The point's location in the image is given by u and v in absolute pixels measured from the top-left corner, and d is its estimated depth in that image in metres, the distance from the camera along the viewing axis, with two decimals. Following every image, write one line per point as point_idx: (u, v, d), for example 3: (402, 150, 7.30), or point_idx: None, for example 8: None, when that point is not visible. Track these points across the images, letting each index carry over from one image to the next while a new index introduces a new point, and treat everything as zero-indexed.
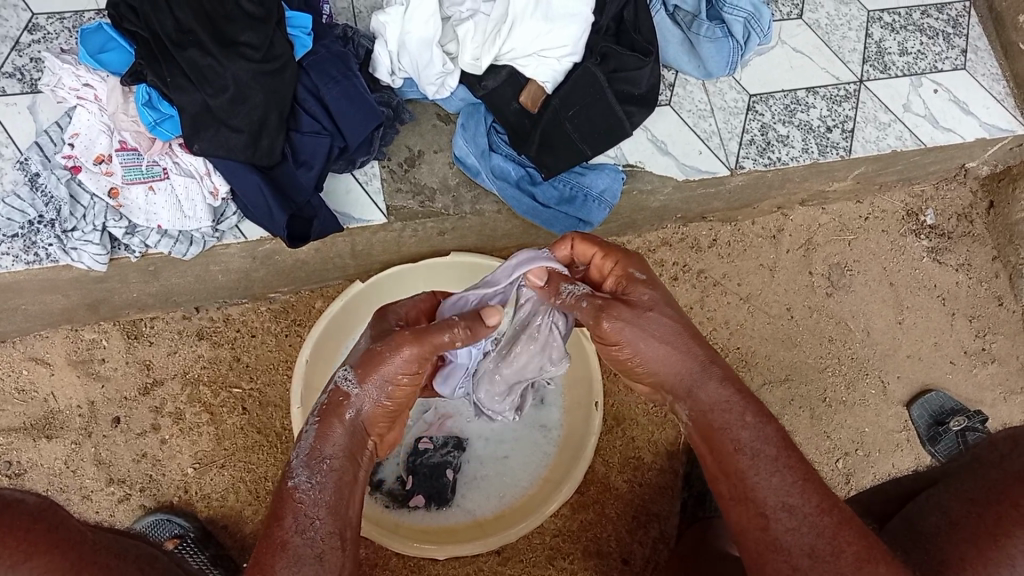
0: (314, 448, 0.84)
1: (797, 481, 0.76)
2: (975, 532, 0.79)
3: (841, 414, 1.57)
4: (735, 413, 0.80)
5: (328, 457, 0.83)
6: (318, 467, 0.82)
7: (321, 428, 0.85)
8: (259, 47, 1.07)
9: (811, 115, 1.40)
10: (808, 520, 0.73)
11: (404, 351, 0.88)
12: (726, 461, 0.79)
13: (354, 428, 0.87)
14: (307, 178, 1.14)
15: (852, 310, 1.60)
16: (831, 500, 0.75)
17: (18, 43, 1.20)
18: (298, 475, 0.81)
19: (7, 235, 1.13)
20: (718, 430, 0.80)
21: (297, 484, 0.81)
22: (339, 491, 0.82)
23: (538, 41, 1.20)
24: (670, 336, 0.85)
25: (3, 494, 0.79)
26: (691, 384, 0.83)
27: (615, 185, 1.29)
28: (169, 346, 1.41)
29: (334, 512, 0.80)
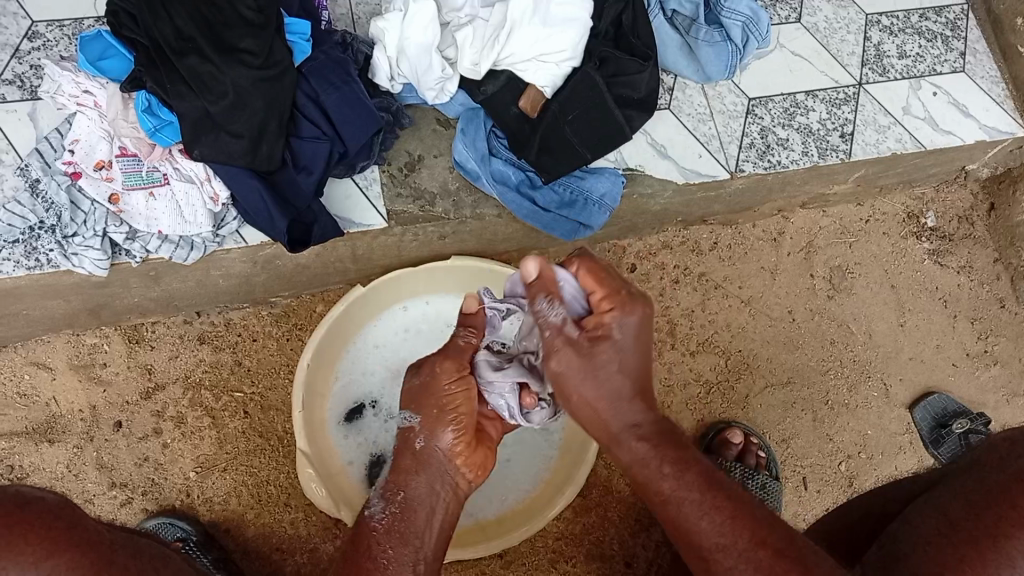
0: (391, 482, 1.00)
1: (727, 521, 0.78)
2: (971, 540, 0.80)
3: (843, 417, 1.57)
4: (653, 464, 0.84)
5: (404, 487, 0.99)
6: (392, 497, 0.99)
7: (397, 464, 1.01)
8: (258, 53, 1.07)
9: (810, 119, 1.40)
10: (742, 556, 0.76)
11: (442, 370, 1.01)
12: (660, 511, 0.84)
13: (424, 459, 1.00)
14: (307, 184, 1.14)
15: (853, 313, 1.60)
16: (765, 532, 0.77)
17: (17, 50, 1.21)
18: (373, 505, 0.99)
19: (8, 241, 1.13)
20: (646, 482, 0.84)
21: (373, 513, 0.99)
22: (403, 518, 0.97)
23: (536, 46, 1.19)
24: (616, 371, 0.86)
25: (27, 492, 0.81)
26: (616, 435, 0.87)
27: (615, 189, 1.29)
28: (170, 350, 1.41)
29: (404, 540, 0.95)
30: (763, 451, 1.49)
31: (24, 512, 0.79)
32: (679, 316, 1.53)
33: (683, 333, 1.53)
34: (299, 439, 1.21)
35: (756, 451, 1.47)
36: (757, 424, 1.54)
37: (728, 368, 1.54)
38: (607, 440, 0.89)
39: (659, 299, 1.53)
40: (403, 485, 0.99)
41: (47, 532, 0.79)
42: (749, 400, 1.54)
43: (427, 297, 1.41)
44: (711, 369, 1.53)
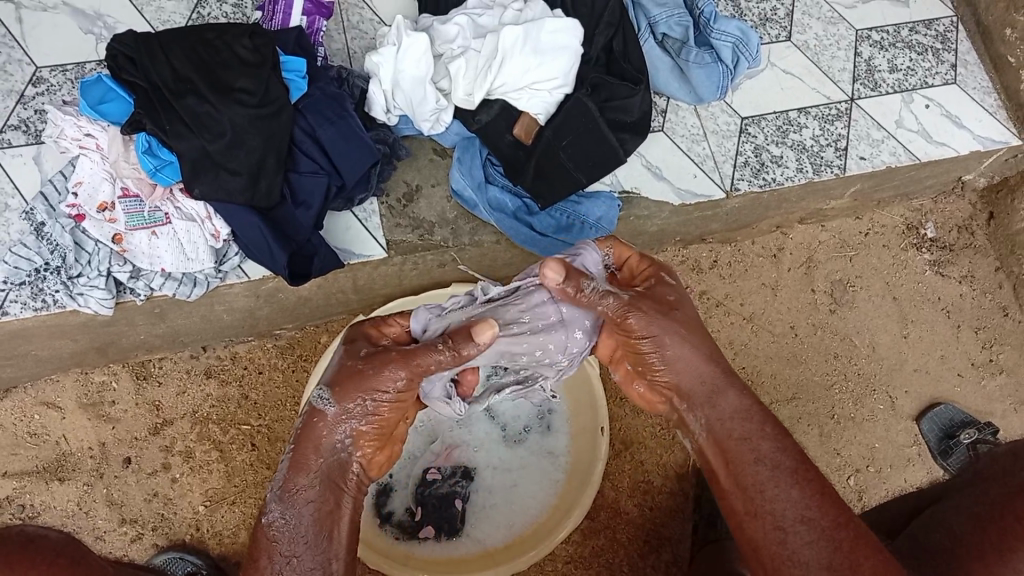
0: (289, 481, 0.85)
1: (811, 498, 0.80)
2: (978, 548, 0.85)
3: (850, 431, 1.57)
4: (755, 426, 0.85)
5: (302, 488, 0.85)
6: (291, 501, 0.84)
7: (296, 453, 0.87)
8: (255, 92, 1.09)
9: (804, 135, 1.41)
10: (826, 532, 0.78)
11: (390, 373, 0.87)
12: (744, 475, 0.83)
13: (328, 453, 0.87)
14: (306, 218, 1.15)
15: (856, 326, 1.60)
16: (845, 515, 0.80)
17: (23, 96, 1.23)
18: (273, 512, 0.84)
19: (15, 282, 1.15)
20: (733, 452, 0.84)
21: (272, 520, 0.84)
22: (312, 520, 0.85)
23: (528, 75, 1.21)
24: (695, 339, 0.90)
25: (29, 531, 0.86)
26: (714, 393, 0.88)
27: (611, 213, 1.30)
28: (177, 386, 1.42)
29: (309, 545, 0.84)
30: None
31: (24, 550, 0.82)
32: None
33: None
34: None
35: None
36: None
37: None
38: (697, 396, 0.89)
39: None
40: (303, 484, 0.85)
41: (50, 567, 0.82)
42: None
43: None
44: None
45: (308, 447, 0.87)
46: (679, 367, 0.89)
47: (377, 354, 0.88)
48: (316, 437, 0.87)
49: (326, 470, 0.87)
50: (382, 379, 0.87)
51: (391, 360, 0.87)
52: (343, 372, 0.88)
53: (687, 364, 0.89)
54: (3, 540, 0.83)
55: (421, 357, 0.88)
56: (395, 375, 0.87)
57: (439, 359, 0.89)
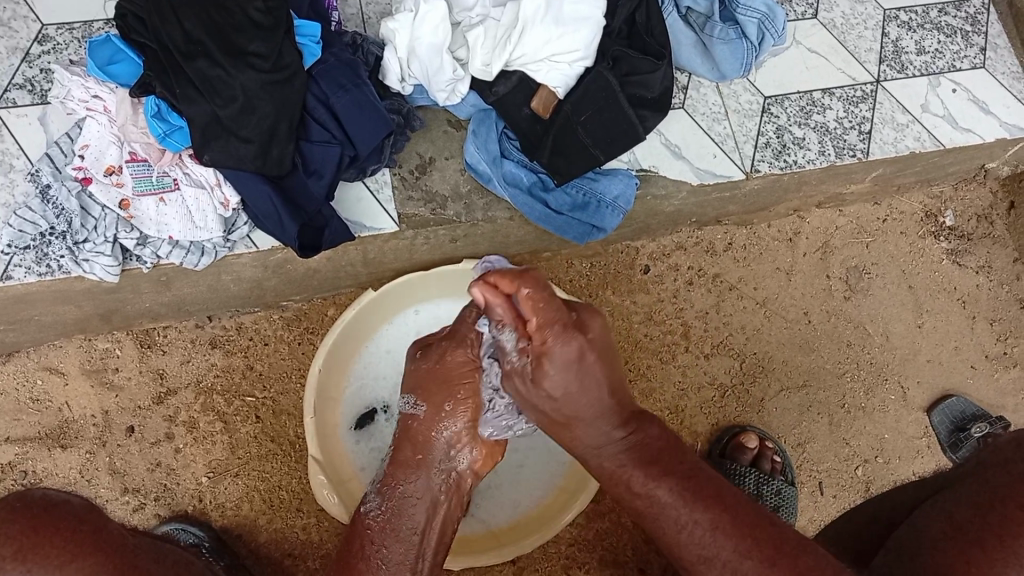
0: (390, 477, 1.03)
1: (708, 533, 0.84)
2: (979, 536, 0.80)
3: (860, 420, 1.55)
4: (636, 474, 0.90)
5: (399, 482, 1.03)
6: (387, 493, 1.03)
7: (396, 453, 1.04)
8: (268, 56, 1.06)
9: (827, 117, 1.38)
10: (727, 564, 0.82)
11: (451, 354, 1.01)
12: (648, 521, 0.89)
13: (422, 446, 1.03)
14: (318, 188, 1.13)
15: (870, 314, 1.58)
16: (748, 537, 0.83)
17: (28, 54, 1.21)
18: (371, 502, 1.03)
19: (19, 246, 1.13)
20: (633, 496, 0.90)
21: (368, 509, 1.03)
22: (396, 513, 1.01)
23: (548, 47, 1.18)
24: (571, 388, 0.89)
25: (50, 496, 0.84)
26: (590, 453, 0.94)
27: (629, 191, 1.27)
28: (182, 355, 1.41)
29: (398, 536, 1.00)
30: (779, 457, 1.47)
31: (47, 516, 0.81)
32: (693, 317, 1.52)
33: (697, 335, 1.52)
34: (310, 444, 1.22)
35: (771, 456, 1.46)
36: (772, 427, 1.52)
37: (743, 370, 1.52)
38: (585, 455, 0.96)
39: (673, 301, 1.52)
40: (400, 479, 1.03)
41: (72, 535, 0.81)
42: (764, 404, 1.52)
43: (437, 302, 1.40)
44: (726, 372, 1.52)
45: (408, 448, 1.03)
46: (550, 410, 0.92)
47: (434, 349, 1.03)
48: (415, 431, 1.03)
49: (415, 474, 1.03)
50: (449, 363, 1.01)
51: (444, 347, 1.02)
52: (425, 375, 1.02)
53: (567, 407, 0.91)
54: (23, 504, 0.81)
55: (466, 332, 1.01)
56: (454, 356, 1.01)
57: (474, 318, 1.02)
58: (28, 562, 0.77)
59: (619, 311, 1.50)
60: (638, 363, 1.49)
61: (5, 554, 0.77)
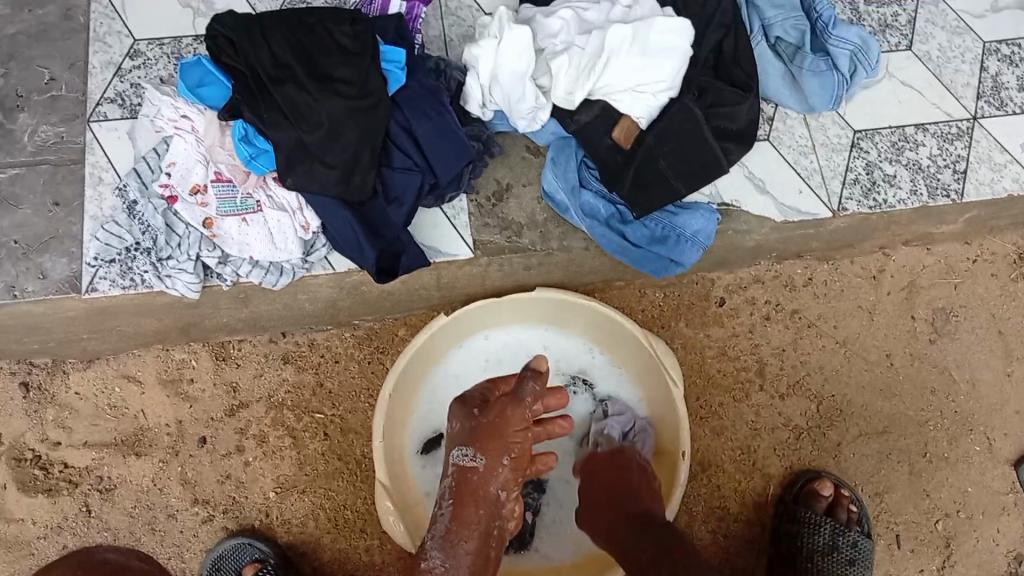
0: (449, 533, 0.97)
1: None
2: None
3: (943, 471, 1.48)
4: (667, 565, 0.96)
5: (461, 541, 0.96)
6: (451, 552, 0.95)
7: (455, 508, 0.98)
8: (354, 82, 1.07)
9: (920, 154, 1.32)
10: None
11: (513, 415, 0.99)
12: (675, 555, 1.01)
13: (485, 504, 0.98)
14: (397, 215, 1.13)
15: (957, 359, 1.51)
16: None
17: (120, 69, 1.24)
18: (432, 557, 0.96)
19: (105, 259, 1.17)
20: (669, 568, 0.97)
21: (432, 566, 0.95)
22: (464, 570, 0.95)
23: (634, 77, 1.16)
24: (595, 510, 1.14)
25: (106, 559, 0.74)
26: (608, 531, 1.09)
27: (710, 227, 1.24)
28: (255, 369, 1.42)
29: None
30: (856, 505, 1.41)
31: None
32: (769, 354, 1.48)
33: (773, 373, 1.48)
34: (378, 468, 1.21)
35: (848, 506, 1.40)
36: (848, 474, 1.47)
37: (820, 413, 1.47)
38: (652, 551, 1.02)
39: (749, 336, 1.48)
40: (461, 535, 0.96)
41: None
42: (841, 448, 1.47)
43: (511, 326, 1.40)
44: (802, 415, 1.47)
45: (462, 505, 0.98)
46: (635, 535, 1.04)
47: (488, 406, 1.01)
48: (474, 481, 0.99)
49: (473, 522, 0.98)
50: (512, 424, 0.99)
51: (506, 404, 1.00)
52: (482, 431, 0.99)
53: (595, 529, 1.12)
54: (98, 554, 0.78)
55: (519, 404, 1.00)
56: (515, 414, 1.00)
57: (534, 388, 1.00)
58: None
59: (692, 344, 1.47)
60: (710, 399, 1.46)
61: None
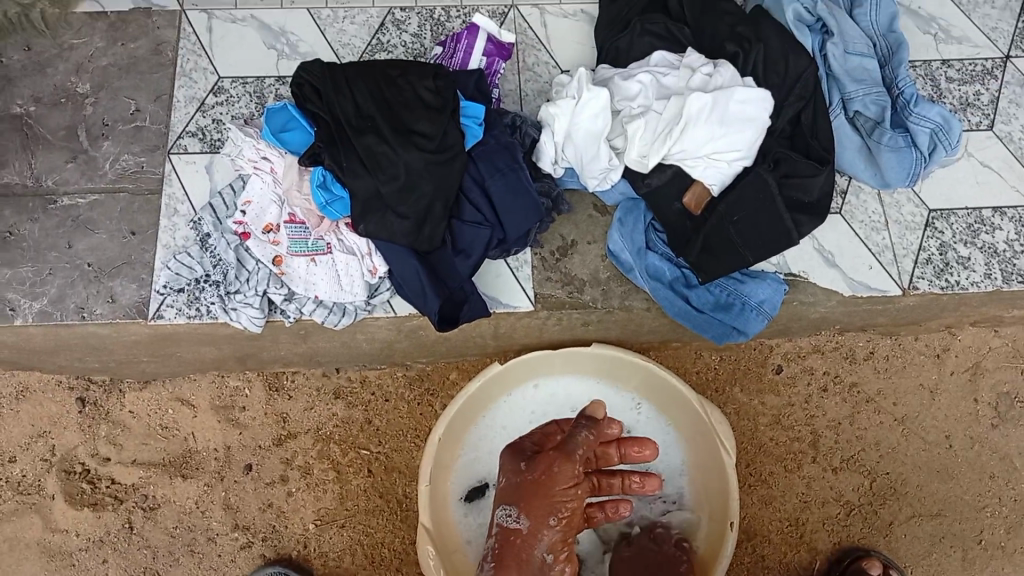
0: None
1: None
2: None
3: (998, 561, 1.43)
4: None
5: None
6: None
7: (497, 574, 0.97)
8: (433, 136, 1.07)
9: (996, 237, 1.29)
10: None
11: (560, 470, 0.98)
12: None
13: (528, 568, 0.97)
14: (463, 267, 1.12)
15: (1019, 447, 1.46)
16: None
17: (203, 103, 1.27)
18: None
19: (173, 289, 1.18)
20: None
21: None
22: None
23: (711, 143, 1.15)
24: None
25: None
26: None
27: (776, 297, 1.22)
28: (305, 402, 1.44)
29: None
30: None
31: None
32: (823, 427, 1.45)
33: (826, 447, 1.45)
34: (422, 512, 1.21)
35: None
36: (899, 555, 1.42)
37: (873, 490, 1.44)
38: None
39: (804, 405, 1.45)
40: None
41: None
42: (892, 529, 1.43)
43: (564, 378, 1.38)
44: (854, 491, 1.43)
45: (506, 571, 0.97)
46: None
47: (537, 460, 0.99)
48: (518, 545, 0.97)
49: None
50: (559, 481, 0.97)
51: (553, 459, 0.98)
52: (529, 489, 0.98)
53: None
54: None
55: (575, 447, 0.99)
56: (563, 470, 0.98)
57: (586, 438, 1.00)
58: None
59: (745, 411, 1.45)
60: (759, 469, 1.43)
61: None
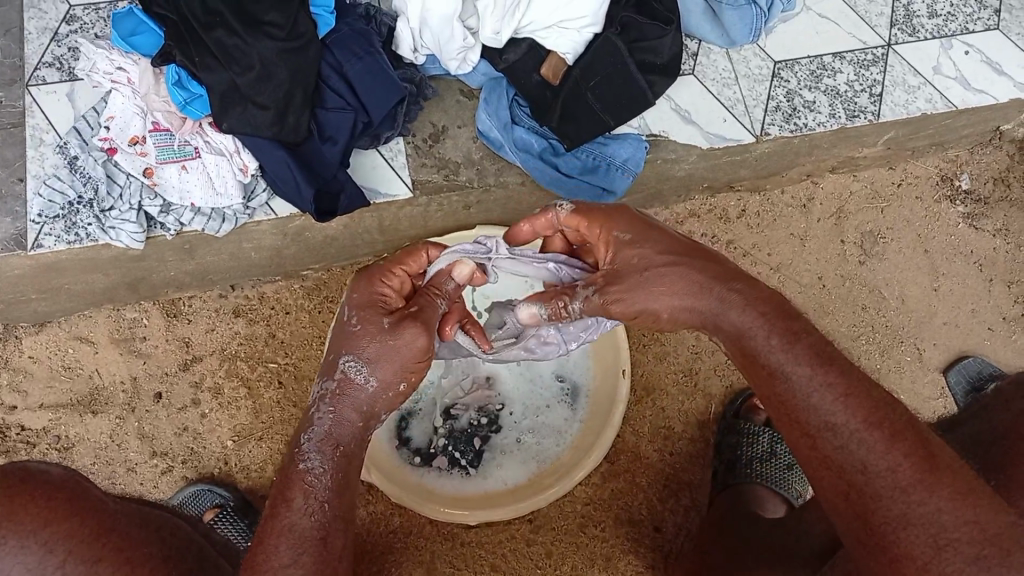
0: (330, 434, 0.84)
1: (838, 399, 0.72)
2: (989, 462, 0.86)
3: (875, 383, 1.56)
4: (763, 337, 0.77)
5: (341, 441, 0.85)
6: (331, 452, 0.83)
7: (336, 413, 0.85)
8: (283, 25, 1.09)
9: (838, 80, 1.38)
10: (855, 435, 0.71)
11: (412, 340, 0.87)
12: (763, 385, 0.77)
13: (364, 414, 0.87)
14: (332, 153, 1.16)
15: (885, 278, 1.58)
16: (877, 416, 0.71)
17: (56, 34, 1.24)
18: (310, 459, 0.82)
19: (49, 216, 1.17)
20: (760, 358, 0.77)
21: (311, 467, 0.82)
22: (345, 468, 0.84)
23: (557, 13, 1.21)
24: (682, 286, 0.82)
25: (28, 464, 0.79)
26: (718, 314, 0.80)
27: (638, 154, 1.29)
28: (207, 324, 1.45)
29: (342, 493, 0.82)
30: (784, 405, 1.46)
31: (21, 483, 0.76)
32: None
33: None
34: None
35: None
36: None
37: None
38: (705, 324, 0.82)
39: None
40: (339, 437, 0.85)
41: (49, 503, 0.76)
42: None
43: None
44: None
45: (344, 410, 0.85)
46: (669, 315, 0.83)
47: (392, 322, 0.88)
48: (352, 395, 0.86)
49: (351, 434, 0.86)
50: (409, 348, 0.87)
51: (408, 328, 0.87)
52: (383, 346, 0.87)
53: (671, 309, 0.83)
54: (1, 474, 0.76)
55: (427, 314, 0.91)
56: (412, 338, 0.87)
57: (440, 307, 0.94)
58: (5, 530, 0.73)
59: None
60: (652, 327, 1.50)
61: None
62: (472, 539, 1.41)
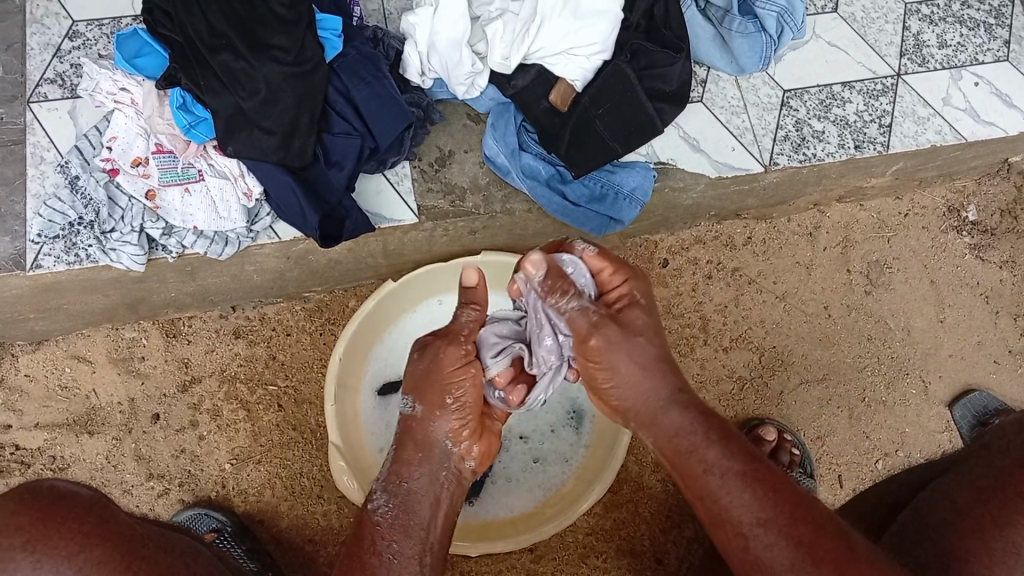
0: (395, 474, 1.00)
1: (767, 495, 0.79)
2: (977, 524, 0.80)
3: (880, 414, 1.54)
4: (699, 436, 0.87)
5: (405, 480, 0.99)
6: (394, 490, 0.98)
7: (399, 453, 1.01)
8: (290, 49, 1.08)
9: (847, 110, 1.37)
10: (782, 530, 0.76)
11: (446, 355, 1.01)
12: (699, 486, 0.84)
13: (422, 450, 1.01)
14: (338, 179, 1.15)
15: (891, 309, 1.57)
16: (802, 509, 0.78)
17: (60, 50, 1.23)
18: (377, 500, 0.98)
19: (49, 236, 1.16)
20: (695, 453, 0.85)
21: (376, 506, 0.97)
22: (405, 511, 0.97)
23: (568, 39, 1.19)
24: (649, 362, 0.92)
25: (57, 485, 0.80)
26: (657, 409, 0.91)
27: (646, 183, 1.28)
28: (206, 344, 1.43)
29: (406, 532, 0.95)
30: (797, 448, 1.46)
31: (54, 508, 0.77)
32: (711, 311, 1.52)
33: (716, 329, 1.52)
34: (330, 429, 1.22)
35: (790, 448, 1.45)
36: (791, 421, 1.52)
37: (762, 364, 1.52)
38: (643, 416, 0.92)
39: (691, 295, 1.52)
40: (404, 476, 0.99)
41: (81, 526, 0.78)
42: (783, 397, 1.52)
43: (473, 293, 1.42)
44: (744, 366, 1.52)
45: (405, 448, 1.01)
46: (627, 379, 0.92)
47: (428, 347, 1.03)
48: (414, 427, 1.01)
49: (423, 477, 0.99)
50: (441, 363, 1.01)
51: (440, 345, 1.02)
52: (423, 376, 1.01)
53: (635, 376, 0.92)
54: (30, 495, 0.77)
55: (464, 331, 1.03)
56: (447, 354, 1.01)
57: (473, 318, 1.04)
58: (38, 552, 0.74)
59: None
60: None
61: (14, 544, 0.74)
62: (470, 568, 1.39)
